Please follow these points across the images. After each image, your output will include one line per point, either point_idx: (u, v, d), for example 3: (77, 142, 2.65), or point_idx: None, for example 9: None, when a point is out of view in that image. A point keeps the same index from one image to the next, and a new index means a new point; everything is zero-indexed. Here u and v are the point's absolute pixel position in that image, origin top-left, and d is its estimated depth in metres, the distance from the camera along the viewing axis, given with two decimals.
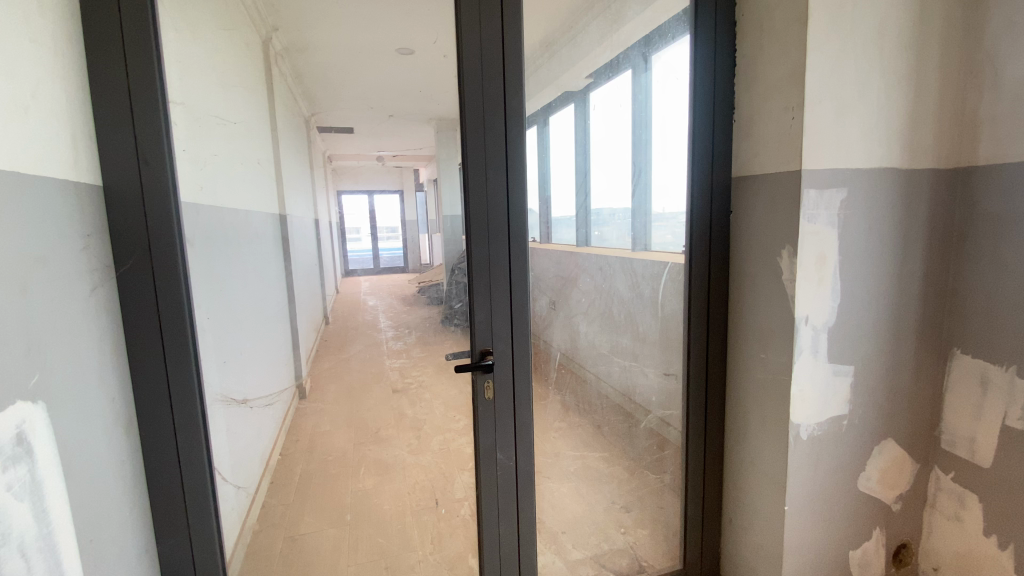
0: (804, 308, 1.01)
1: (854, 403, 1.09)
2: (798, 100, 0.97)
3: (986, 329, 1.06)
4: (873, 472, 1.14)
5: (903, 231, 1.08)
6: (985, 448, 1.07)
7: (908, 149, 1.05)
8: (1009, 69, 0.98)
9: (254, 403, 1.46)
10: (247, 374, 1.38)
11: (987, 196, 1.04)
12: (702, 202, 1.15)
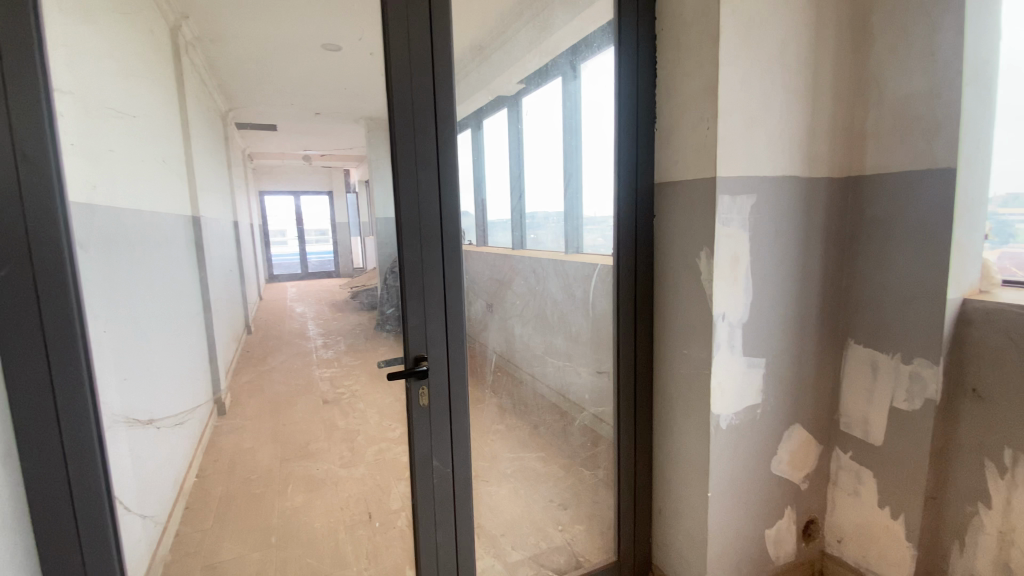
0: (721, 305, 1.09)
1: (767, 392, 1.18)
2: (712, 112, 1.04)
3: (875, 321, 1.18)
4: (784, 455, 1.24)
5: (805, 234, 1.18)
6: (877, 428, 1.19)
7: (809, 158, 1.15)
8: (891, 89, 1.11)
9: (162, 422, 1.32)
10: (154, 389, 1.27)
11: (874, 202, 1.17)
12: (628, 206, 1.20)
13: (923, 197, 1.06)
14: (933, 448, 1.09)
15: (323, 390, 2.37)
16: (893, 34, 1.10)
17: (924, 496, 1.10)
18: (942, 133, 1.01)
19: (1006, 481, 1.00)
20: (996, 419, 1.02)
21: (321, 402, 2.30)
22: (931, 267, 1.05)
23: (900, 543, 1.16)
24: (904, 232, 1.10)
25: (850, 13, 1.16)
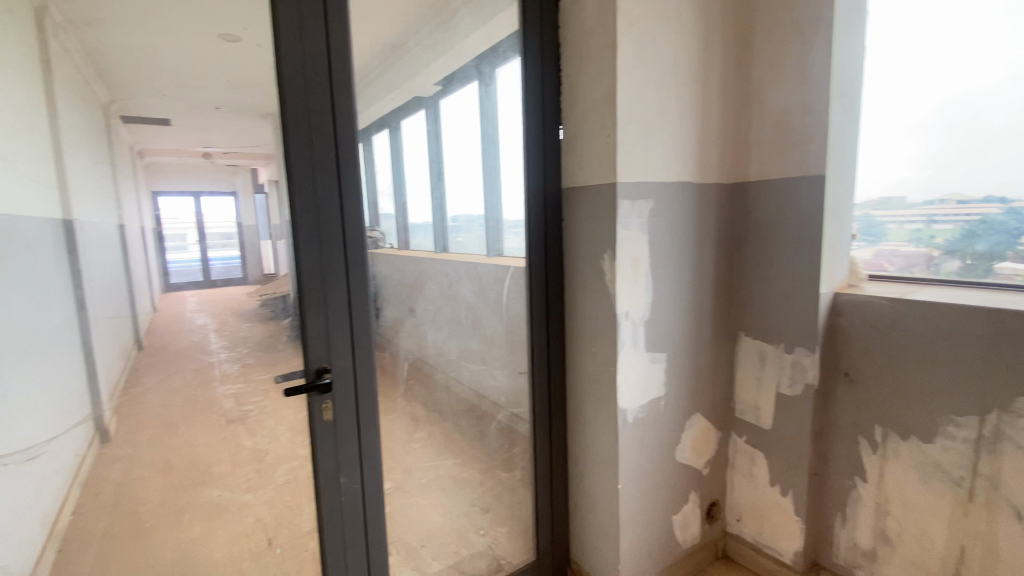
0: (625, 303, 1.15)
1: (669, 383, 1.26)
2: (612, 120, 1.09)
3: (761, 315, 1.30)
4: (686, 443, 1.32)
5: (698, 236, 1.27)
6: (766, 413, 1.30)
7: (700, 164, 1.24)
8: (770, 103, 1.22)
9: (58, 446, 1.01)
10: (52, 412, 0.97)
11: (757, 206, 1.28)
12: (537, 209, 1.22)
13: (798, 203, 1.18)
14: (813, 428, 1.21)
15: (223, 412, 1.55)
16: (773, 53, 1.21)
17: (807, 473, 1.22)
18: (812, 145, 1.14)
19: (877, 455, 1.17)
20: (867, 400, 1.17)
21: (222, 430, 1.56)
22: (808, 266, 1.18)
23: (789, 516, 1.27)
24: (783, 234, 1.22)
25: (736, 31, 1.27)
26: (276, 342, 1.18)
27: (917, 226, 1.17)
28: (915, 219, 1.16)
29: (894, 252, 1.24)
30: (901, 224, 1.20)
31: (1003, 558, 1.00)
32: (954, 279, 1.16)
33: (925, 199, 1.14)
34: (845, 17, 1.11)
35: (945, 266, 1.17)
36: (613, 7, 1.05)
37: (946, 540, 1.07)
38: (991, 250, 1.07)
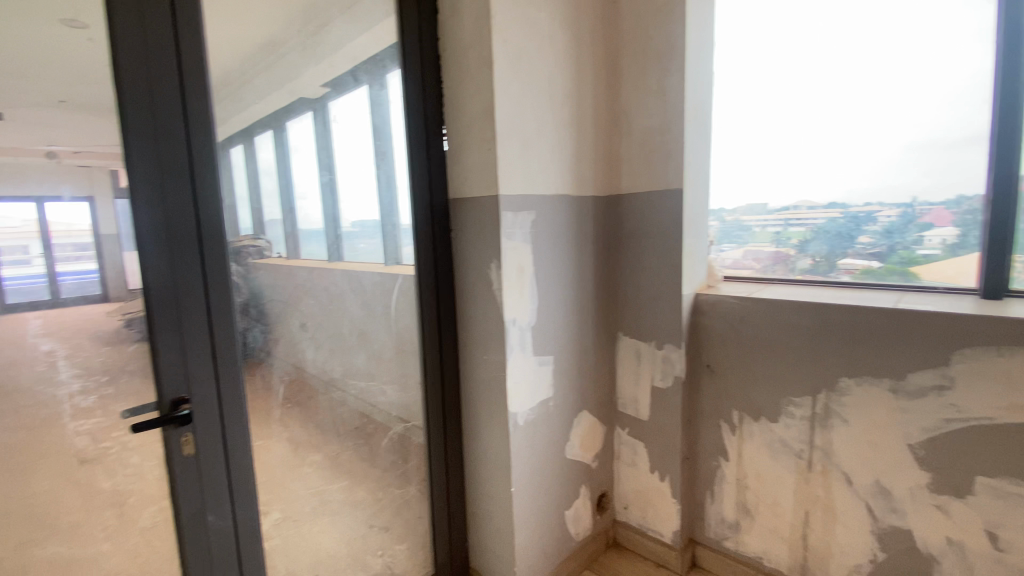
0: (512, 312, 1.18)
1: (557, 385, 1.33)
2: (491, 133, 1.11)
3: (636, 316, 1.41)
4: (575, 441, 1.40)
5: (579, 244, 1.35)
6: (644, 406, 1.41)
7: (576, 177, 1.32)
8: (637, 122, 1.34)
9: None
10: None
11: (631, 215, 1.39)
12: (423, 220, 1.21)
13: (665, 213, 1.30)
14: (683, 415, 1.34)
15: (69, 454, 0.89)
16: (637, 77, 1.33)
17: (680, 458, 1.35)
18: (670, 162, 1.28)
19: (736, 436, 1.31)
20: (726, 387, 1.31)
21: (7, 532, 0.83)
22: (675, 270, 1.30)
23: (667, 499, 1.39)
24: (652, 242, 1.34)
25: (605, 54, 1.36)
26: (102, 378, 0.86)
27: (777, 229, 1.40)
28: (775, 223, 1.40)
29: (759, 253, 1.46)
30: (764, 228, 1.42)
31: (835, 516, 1.17)
32: (805, 275, 1.39)
33: (783, 206, 1.38)
34: (695, 50, 1.25)
35: (798, 264, 1.39)
36: (488, 24, 1.08)
37: (791, 505, 1.24)
38: (832, 248, 1.32)
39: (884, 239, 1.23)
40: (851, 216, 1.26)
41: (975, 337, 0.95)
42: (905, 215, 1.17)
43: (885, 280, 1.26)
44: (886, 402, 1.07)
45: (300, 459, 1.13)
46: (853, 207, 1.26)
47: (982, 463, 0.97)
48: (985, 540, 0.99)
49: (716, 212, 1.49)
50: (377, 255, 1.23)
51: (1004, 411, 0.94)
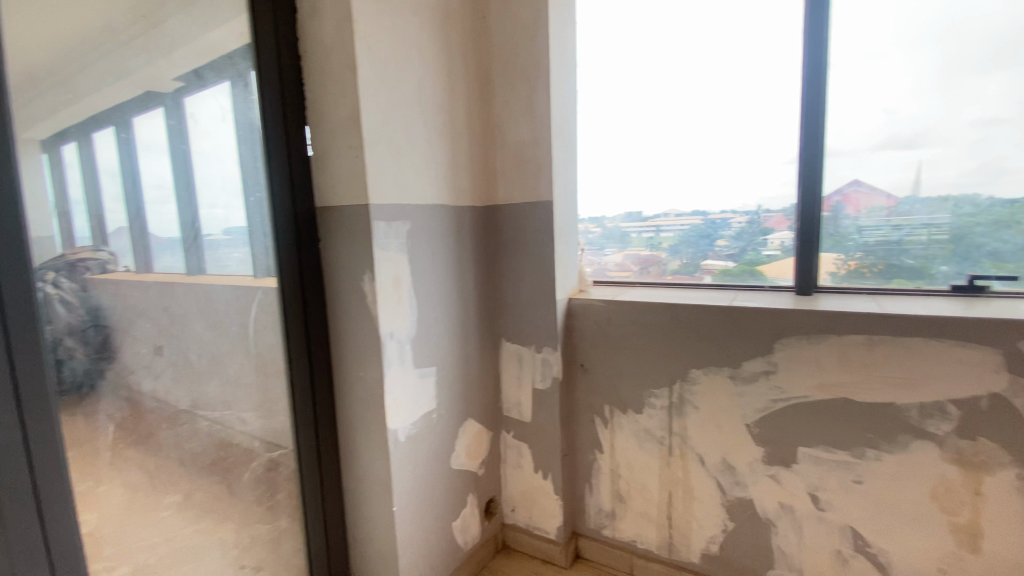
0: (389, 325, 1.15)
1: (439, 396, 1.31)
2: (357, 140, 1.07)
3: (517, 322, 1.45)
4: (460, 450, 1.40)
5: (459, 253, 1.35)
6: (527, 409, 1.46)
7: (453, 187, 1.32)
8: (510, 134, 1.38)
9: None
10: None
11: (508, 224, 1.42)
12: (287, 231, 1.13)
13: (538, 223, 1.36)
14: (562, 414, 1.41)
15: None
16: (508, 91, 1.38)
17: (560, 455, 1.42)
18: (541, 173, 1.34)
19: (609, 429, 1.41)
20: (599, 385, 1.40)
21: None
22: (549, 276, 1.36)
23: (551, 496, 1.45)
24: (528, 250, 1.39)
25: (477, 67, 1.39)
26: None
27: (649, 235, 1.52)
28: (649, 230, 1.51)
29: (636, 257, 1.57)
30: (640, 233, 1.53)
31: (693, 494, 1.31)
32: (675, 275, 1.52)
33: (656, 214, 1.50)
34: (558, 71, 1.33)
35: (670, 266, 1.52)
36: (351, 28, 1.04)
37: (657, 488, 1.35)
38: (696, 251, 1.47)
39: (737, 242, 1.41)
40: (710, 222, 1.42)
41: (790, 328, 1.12)
42: (751, 221, 1.37)
43: (738, 280, 1.43)
44: (727, 387, 1.21)
45: (151, 500, 0.98)
46: (712, 213, 1.42)
47: (800, 434, 1.14)
48: (805, 499, 1.16)
49: (598, 219, 1.58)
50: (246, 268, 1.11)
51: (813, 389, 1.12)
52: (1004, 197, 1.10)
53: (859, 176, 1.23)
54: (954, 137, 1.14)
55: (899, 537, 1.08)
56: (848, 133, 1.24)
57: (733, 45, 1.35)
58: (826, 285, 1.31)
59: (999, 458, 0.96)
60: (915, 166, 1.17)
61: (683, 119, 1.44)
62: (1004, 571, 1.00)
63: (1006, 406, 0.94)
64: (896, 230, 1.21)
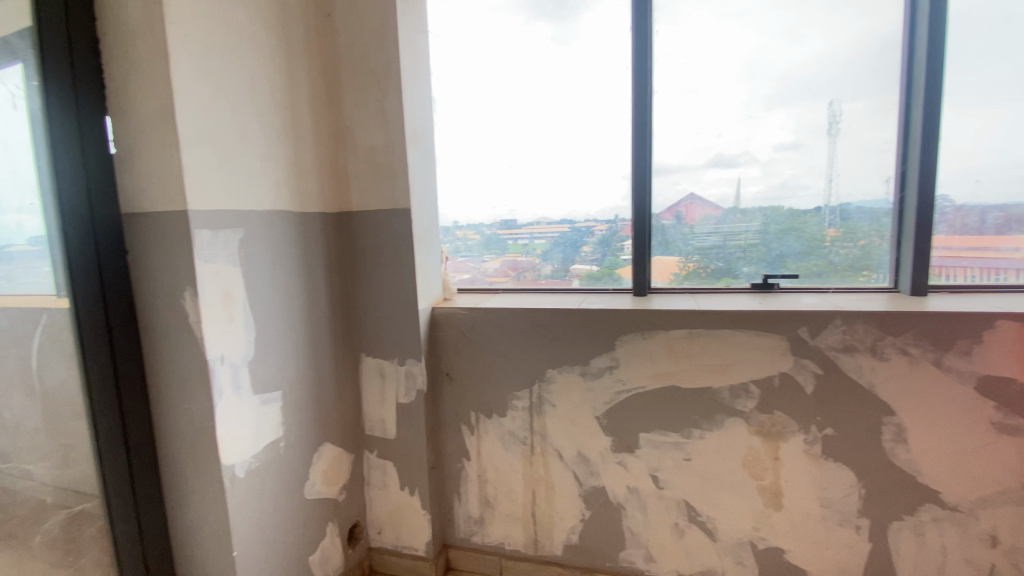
0: (218, 347, 1.02)
1: (288, 421, 1.20)
2: (172, 138, 0.94)
3: (377, 334, 1.38)
4: (316, 477, 1.29)
5: (306, 264, 1.25)
6: (390, 425, 1.40)
7: (297, 193, 1.22)
8: (361, 138, 1.32)
9: None
10: None
11: (362, 233, 1.36)
12: (81, 242, 0.94)
13: (396, 231, 1.32)
14: (427, 426, 1.38)
15: None
16: (358, 94, 1.31)
17: (427, 468, 1.39)
18: (397, 180, 1.30)
19: (474, 436, 1.41)
20: (463, 393, 1.40)
21: None
22: (408, 286, 1.33)
23: (418, 511, 1.41)
24: (385, 259, 1.34)
25: (322, 66, 1.30)
26: None
27: (524, 241, 1.56)
28: (523, 236, 1.55)
29: (513, 263, 1.58)
30: (516, 241, 1.57)
31: (554, 490, 1.36)
32: (548, 280, 1.56)
33: (529, 220, 1.55)
34: (410, 77, 1.31)
35: (543, 270, 1.56)
36: (160, 10, 0.91)
37: (522, 489, 1.39)
38: (566, 257, 1.53)
39: (599, 249, 1.50)
40: (576, 229, 1.50)
41: (629, 326, 1.23)
42: (610, 229, 1.47)
43: (601, 283, 1.52)
44: (579, 384, 1.29)
45: None
46: (578, 222, 1.50)
47: (641, 421, 1.26)
48: (648, 480, 1.28)
49: (477, 225, 1.58)
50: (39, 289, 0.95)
51: (649, 379, 1.23)
52: (799, 208, 1.34)
53: (694, 191, 1.41)
54: (762, 159, 1.35)
55: (722, 503, 1.24)
56: (682, 152, 1.40)
57: (575, 66, 1.45)
58: (671, 286, 1.47)
59: (789, 426, 1.16)
60: (736, 182, 1.37)
61: (536, 132, 1.51)
62: (797, 519, 1.19)
63: (791, 382, 1.14)
64: (722, 236, 1.41)
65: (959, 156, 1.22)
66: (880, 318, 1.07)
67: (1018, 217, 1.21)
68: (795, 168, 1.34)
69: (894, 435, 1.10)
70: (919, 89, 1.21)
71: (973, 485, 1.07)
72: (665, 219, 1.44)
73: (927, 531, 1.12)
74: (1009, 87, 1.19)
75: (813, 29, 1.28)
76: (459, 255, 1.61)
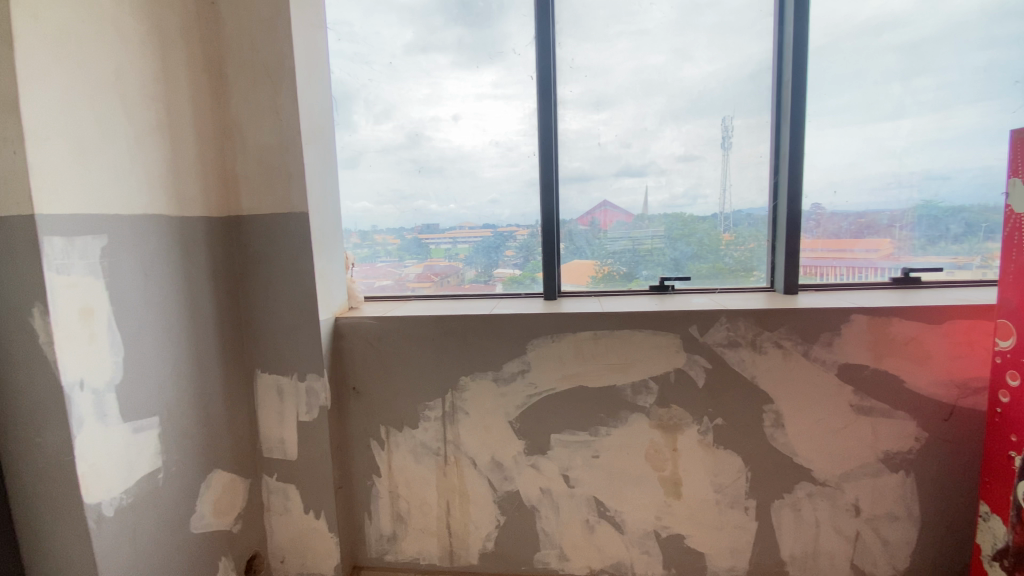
0: (75, 371, 0.88)
1: (168, 450, 1.07)
2: (13, 130, 0.80)
3: (273, 348, 1.28)
4: (205, 508, 1.17)
5: (187, 274, 1.13)
6: (291, 444, 1.31)
7: (175, 196, 1.10)
8: (251, 137, 1.23)
9: None
10: None
11: (254, 239, 1.26)
12: None
13: (293, 237, 1.24)
14: (332, 443, 1.31)
15: None
16: (247, 89, 1.22)
17: (333, 488, 1.31)
18: (293, 183, 1.22)
19: (385, 450, 1.36)
20: (371, 406, 1.34)
21: None
22: (308, 295, 1.25)
23: (324, 535, 1.33)
24: (281, 267, 1.25)
25: (204, 57, 1.19)
26: None
27: (447, 246, 1.53)
28: (445, 241, 1.52)
29: (435, 268, 1.55)
30: (439, 244, 1.53)
31: (469, 498, 1.35)
32: (471, 285, 1.55)
33: (451, 225, 1.51)
34: (306, 75, 1.23)
35: (466, 275, 1.54)
36: None
37: (436, 500, 1.36)
38: (489, 262, 1.53)
39: (522, 253, 1.51)
40: (498, 234, 1.50)
41: (537, 330, 1.25)
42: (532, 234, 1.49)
43: (524, 287, 1.53)
44: (492, 390, 1.29)
45: None
46: (500, 227, 1.50)
47: (551, 422, 1.28)
48: (560, 480, 1.31)
49: (399, 230, 1.53)
50: None
51: (558, 381, 1.26)
52: (700, 214, 1.44)
53: (607, 198, 1.46)
54: (672, 170, 1.43)
55: (629, 498, 1.29)
56: (589, 161, 1.45)
57: (496, 74, 1.44)
58: (589, 289, 1.52)
59: (685, 419, 1.23)
60: (644, 191, 1.44)
61: (458, 138, 1.48)
62: (695, 507, 1.28)
63: (685, 376, 1.21)
64: (633, 241, 1.48)
65: (820, 171, 1.39)
66: (759, 315, 1.17)
67: (867, 223, 1.40)
68: (701, 178, 1.43)
69: (773, 420, 1.21)
70: (786, 112, 1.36)
71: (839, 461, 1.21)
72: (582, 225, 1.48)
73: (803, 506, 1.24)
74: (859, 111, 1.36)
75: (703, 51, 1.37)
76: (381, 260, 1.56)
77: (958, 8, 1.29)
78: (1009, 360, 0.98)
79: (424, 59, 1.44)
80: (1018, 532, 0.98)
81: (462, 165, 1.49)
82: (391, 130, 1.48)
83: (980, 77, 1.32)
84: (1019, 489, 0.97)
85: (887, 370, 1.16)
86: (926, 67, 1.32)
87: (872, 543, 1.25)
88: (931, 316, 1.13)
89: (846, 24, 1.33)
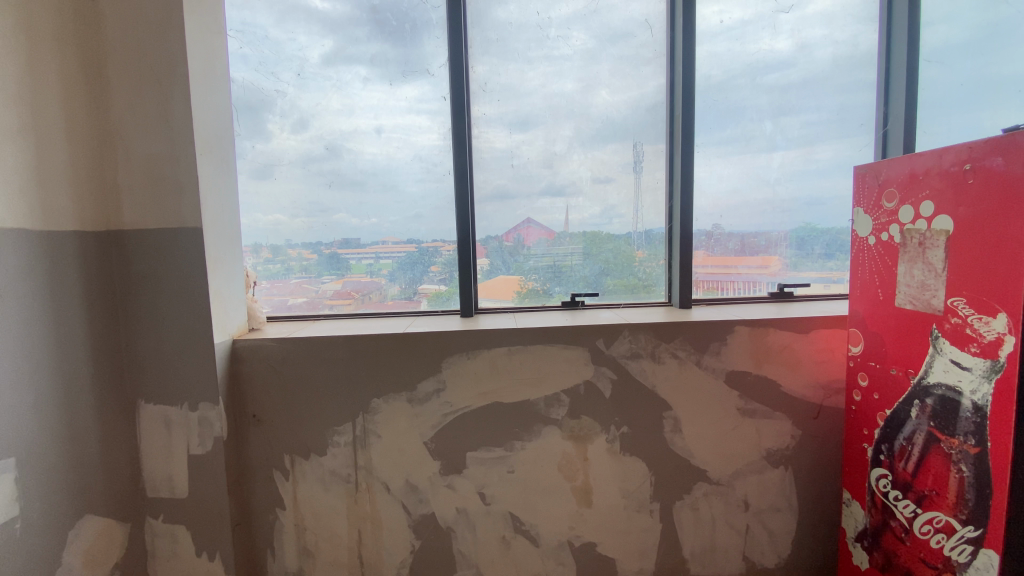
0: None
1: (27, 496, 0.94)
2: None
3: (159, 376, 1.17)
4: (75, 560, 1.04)
5: (54, 296, 1.00)
6: (180, 481, 1.20)
7: (41, 207, 0.97)
8: (136, 145, 1.12)
9: None
10: None
11: (137, 256, 1.14)
12: None
13: (183, 253, 1.14)
14: (230, 478, 1.21)
15: None
16: (130, 93, 1.12)
17: (230, 525, 1.21)
18: (183, 195, 1.13)
19: (289, 481, 1.28)
20: (273, 435, 1.26)
21: None
22: (201, 317, 1.16)
23: None
24: (168, 286, 1.15)
25: (79, 56, 1.07)
26: None
27: (369, 261, 1.49)
28: (367, 256, 1.48)
29: (355, 285, 1.50)
30: (359, 260, 1.48)
31: (381, 525, 1.31)
32: (394, 302, 1.52)
33: (371, 240, 1.48)
34: (201, 81, 1.16)
35: (389, 292, 1.51)
36: None
37: (347, 529, 1.31)
38: (412, 277, 1.51)
39: (447, 269, 1.51)
40: (421, 250, 1.49)
41: (452, 348, 1.25)
42: (457, 250, 1.49)
43: (446, 304, 1.53)
44: (406, 411, 1.26)
45: None
46: (424, 242, 1.49)
47: (467, 440, 1.28)
48: (476, 498, 1.31)
49: (313, 244, 1.47)
50: None
51: (473, 399, 1.26)
52: (615, 233, 1.53)
53: (530, 216, 1.51)
54: (587, 191, 1.50)
55: (543, 510, 1.32)
56: (507, 180, 1.49)
57: (418, 89, 1.44)
58: (513, 304, 1.55)
59: (595, 428, 1.29)
60: (564, 212, 1.50)
61: (378, 151, 1.45)
62: (606, 514, 1.33)
63: (593, 388, 1.27)
64: (555, 257, 1.53)
65: (710, 196, 1.53)
66: (656, 328, 1.26)
67: (749, 243, 1.56)
68: (614, 200, 1.52)
69: (672, 425, 1.29)
70: (678, 141, 1.49)
71: (730, 461, 1.32)
72: (505, 241, 1.51)
73: (701, 505, 1.34)
74: (741, 143, 1.52)
75: (610, 81, 1.47)
76: (294, 276, 1.48)
77: (820, 58, 1.50)
78: (861, 363, 1.13)
79: (340, 71, 1.40)
80: (873, 515, 1.12)
81: (384, 179, 1.46)
82: (301, 142, 1.42)
83: (836, 118, 1.53)
84: (872, 477, 1.12)
85: (766, 375, 1.29)
86: (794, 107, 1.51)
87: (759, 535, 1.37)
88: (800, 327, 1.28)
89: (731, 64, 1.48)
